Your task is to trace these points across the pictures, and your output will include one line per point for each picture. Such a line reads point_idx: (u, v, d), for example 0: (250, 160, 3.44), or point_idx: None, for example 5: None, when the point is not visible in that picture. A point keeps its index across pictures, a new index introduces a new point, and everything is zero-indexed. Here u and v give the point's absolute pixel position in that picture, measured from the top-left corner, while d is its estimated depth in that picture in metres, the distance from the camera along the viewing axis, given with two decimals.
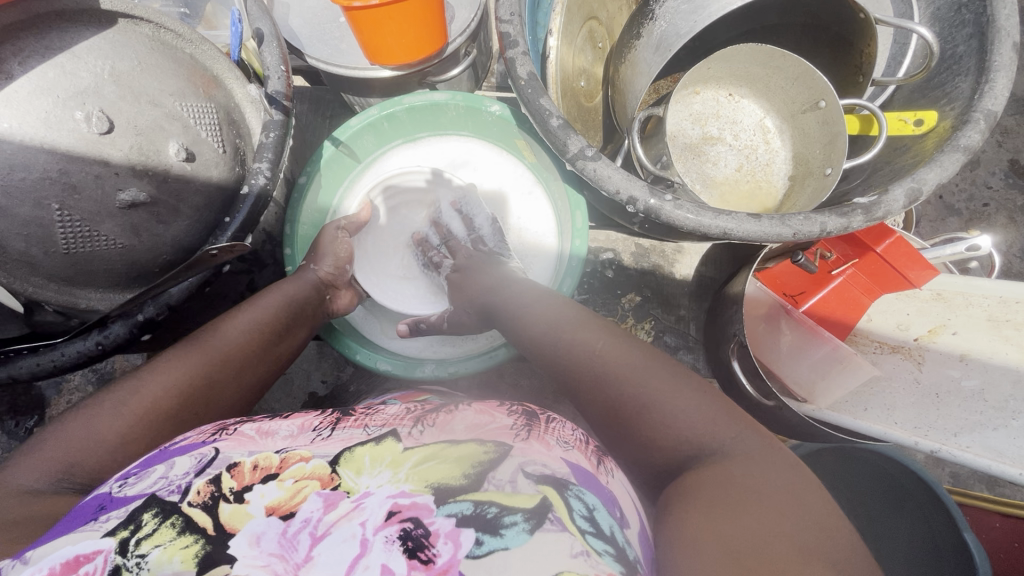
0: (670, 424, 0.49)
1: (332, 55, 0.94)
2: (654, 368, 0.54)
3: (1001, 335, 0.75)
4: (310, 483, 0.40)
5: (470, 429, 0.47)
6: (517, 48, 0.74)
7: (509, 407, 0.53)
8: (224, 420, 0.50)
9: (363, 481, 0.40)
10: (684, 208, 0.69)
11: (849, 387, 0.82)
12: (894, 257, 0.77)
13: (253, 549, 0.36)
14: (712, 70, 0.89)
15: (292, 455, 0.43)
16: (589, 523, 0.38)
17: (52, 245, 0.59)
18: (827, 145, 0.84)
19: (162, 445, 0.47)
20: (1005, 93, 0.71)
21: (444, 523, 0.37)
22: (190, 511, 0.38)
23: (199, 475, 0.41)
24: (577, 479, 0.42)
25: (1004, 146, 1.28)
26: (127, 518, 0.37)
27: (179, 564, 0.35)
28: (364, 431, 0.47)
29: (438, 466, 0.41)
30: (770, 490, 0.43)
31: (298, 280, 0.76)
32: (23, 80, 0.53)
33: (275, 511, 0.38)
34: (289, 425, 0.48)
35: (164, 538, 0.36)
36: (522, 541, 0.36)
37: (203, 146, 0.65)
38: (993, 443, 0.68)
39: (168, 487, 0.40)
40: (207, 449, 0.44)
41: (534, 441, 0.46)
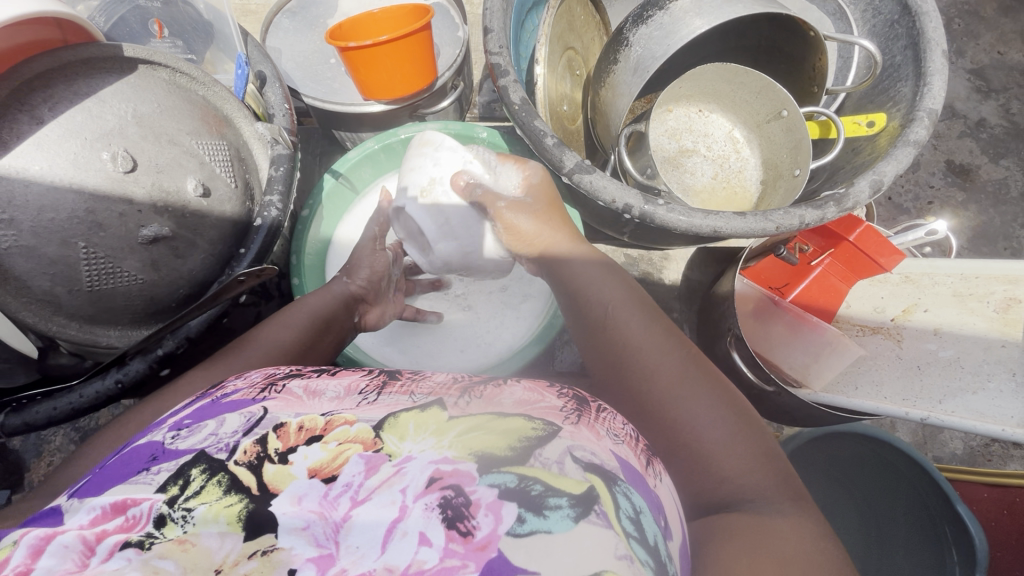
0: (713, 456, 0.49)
1: (327, 93, 0.98)
2: (709, 394, 0.53)
3: (967, 307, 0.84)
4: (353, 446, 0.40)
5: (517, 403, 0.46)
6: (509, 76, 0.80)
7: (560, 389, 0.51)
8: (273, 373, 0.51)
9: (407, 445, 0.40)
10: (676, 212, 0.75)
11: (839, 368, 0.87)
12: (866, 243, 0.84)
13: (294, 506, 0.36)
14: (684, 89, 0.97)
15: (336, 418, 0.43)
16: (635, 527, 0.37)
17: (76, 283, 0.59)
18: (792, 150, 0.92)
19: (217, 395, 0.47)
20: (941, 94, 0.81)
21: (486, 494, 0.36)
22: (237, 469, 0.38)
23: (247, 435, 0.41)
24: (624, 476, 0.41)
25: (939, 148, 1.41)
26: (178, 472, 0.38)
27: (224, 524, 0.35)
28: (410, 398, 0.46)
29: (483, 437, 0.40)
30: (795, 550, 0.41)
31: (328, 294, 0.76)
32: (54, 125, 0.56)
33: (318, 473, 0.38)
34: (336, 386, 0.48)
35: (211, 496, 0.36)
36: (567, 527, 0.35)
37: (217, 182, 0.68)
38: (974, 407, 0.75)
39: (216, 445, 0.40)
40: (256, 407, 0.44)
41: (584, 427, 0.44)
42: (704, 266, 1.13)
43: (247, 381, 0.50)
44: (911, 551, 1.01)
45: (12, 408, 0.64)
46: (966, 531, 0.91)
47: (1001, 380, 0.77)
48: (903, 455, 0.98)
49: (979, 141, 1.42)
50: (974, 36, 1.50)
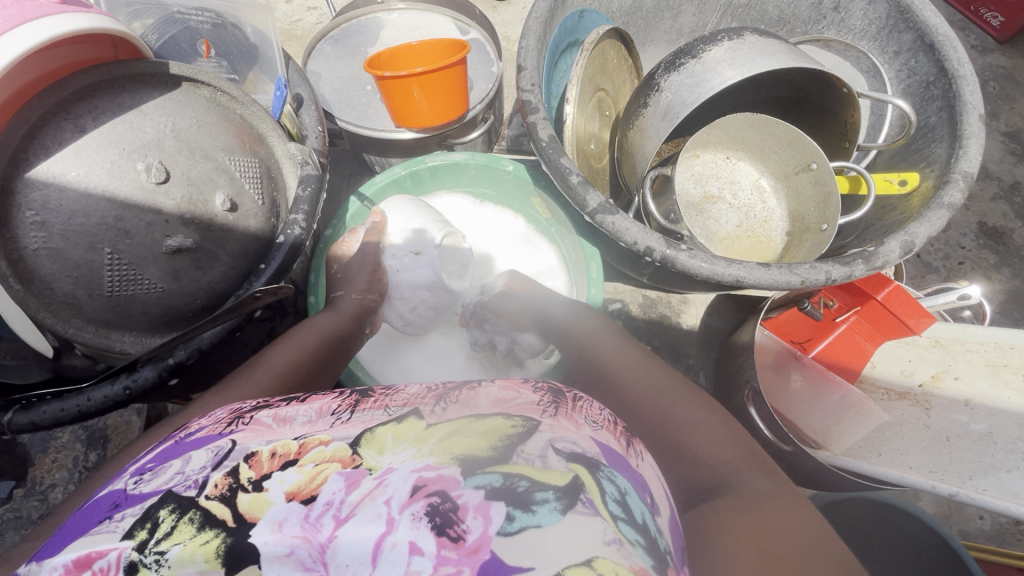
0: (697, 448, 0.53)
1: (360, 118, 1.01)
2: (688, 398, 0.60)
3: (1001, 379, 0.80)
4: (332, 464, 0.39)
5: (493, 404, 0.48)
6: (538, 114, 0.81)
7: (534, 385, 0.55)
8: (238, 408, 0.50)
9: (386, 458, 0.40)
10: (698, 258, 0.73)
11: (861, 432, 0.84)
12: (895, 305, 0.81)
13: (275, 535, 0.35)
14: (712, 135, 0.97)
15: (310, 441, 0.43)
16: (622, 508, 0.38)
17: (97, 288, 0.60)
18: (821, 204, 0.91)
19: (179, 437, 0.46)
20: (978, 157, 0.79)
21: (472, 496, 0.36)
22: (209, 504, 0.37)
23: (217, 469, 0.39)
24: (606, 461, 0.43)
25: (970, 210, 1.38)
26: (144, 517, 0.36)
27: (202, 564, 0.34)
28: (385, 412, 0.47)
29: (463, 440, 0.41)
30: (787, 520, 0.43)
31: (335, 313, 0.79)
32: (94, 133, 0.58)
33: (295, 496, 0.37)
34: (306, 412, 0.49)
35: (184, 535, 0.35)
36: (555, 519, 0.35)
37: (245, 198, 0.69)
38: (1008, 485, 0.70)
39: (184, 483, 0.38)
40: (223, 441, 0.43)
41: (562, 417, 0.47)
42: (724, 312, 1.11)
43: (213, 419, 0.49)
44: None
45: (21, 406, 0.65)
46: None
47: None
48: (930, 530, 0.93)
49: (1014, 204, 1.39)
50: (1010, 99, 1.49)
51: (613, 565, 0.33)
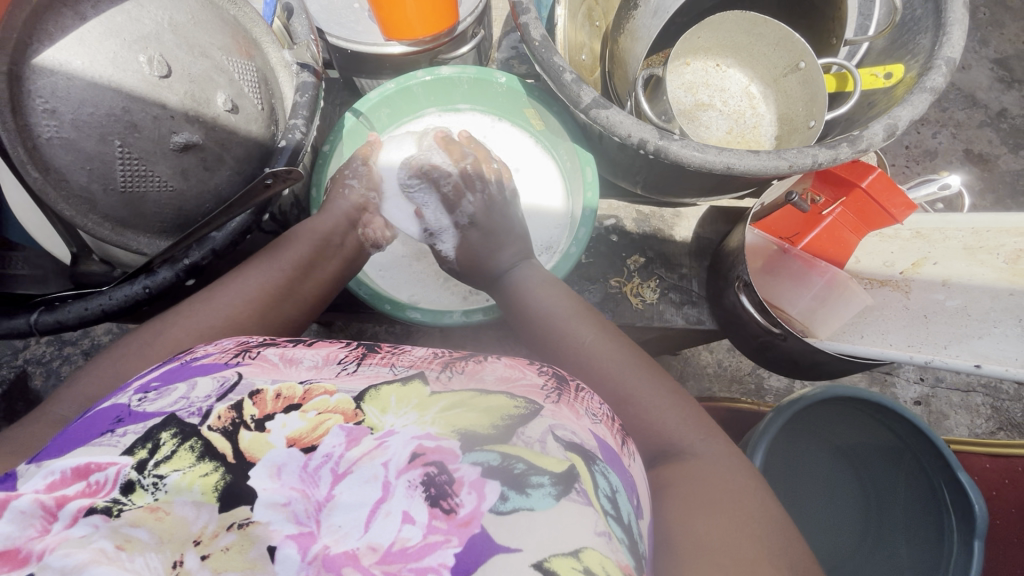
0: (657, 420, 0.59)
1: (351, 35, 1.00)
2: (647, 371, 0.64)
3: (976, 259, 0.84)
4: (333, 417, 0.43)
5: (499, 380, 0.51)
6: (530, 13, 0.81)
7: (539, 367, 0.56)
8: (246, 342, 0.54)
9: (388, 420, 0.44)
10: (690, 147, 0.76)
11: (846, 317, 0.88)
12: (878, 191, 0.84)
13: (273, 481, 0.39)
14: (702, 40, 0.98)
15: (316, 387, 0.46)
16: (612, 505, 0.42)
17: (111, 182, 0.62)
18: (808, 101, 0.93)
19: (185, 359, 0.50)
20: (960, 43, 0.81)
21: (469, 472, 0.40)
22: (210, 435, 0.41)
23: (222, 401, 0.43)
24: (603, 457, 0.46)
25: (957, 138, 1.41)
26: (145, 437, 0.40)
27: (198, 495, 0.38)
28: (390, 369, 0.50)
29: (465, 414, 0.45)
30: (731, 496, 0.52)
31: (322, 214, 0.80)
32: (95, 22, 0.58)
33: (295, 443, 0.41)
34: (313, 356, 0.52)
35: (183, 463, 0.39)
36: (549, 504, 0.38)
37: (245, 100, 0.70)
38: (979, 349, 0.75)
39: (187, 409, 0.42)
40: (229, 372, 0.47)
41: (564, 405, 0.49)
42: (716, 224, 1.14)
43: (219, 347, 0.53)
44: (909, 513, 1.05)
45: (45, 307, 0.67)
46: (967, 502, 0.96)
47: (1007, 326, 0.76)
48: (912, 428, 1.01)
49: (1000, 132, 1.42)
50: (1000, 25, 1.49)
51: (600, 557, 0.36)
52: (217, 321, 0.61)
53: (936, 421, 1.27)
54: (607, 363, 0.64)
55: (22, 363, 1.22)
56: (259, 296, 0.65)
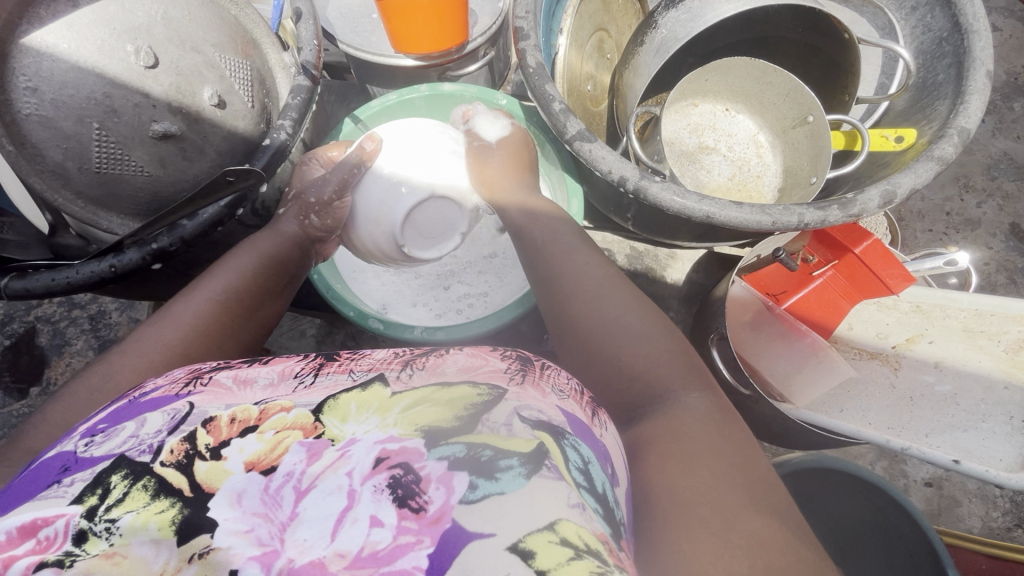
0: (638, 365, 0.55)
1: (363, 44, 1.02)
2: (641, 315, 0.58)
3: (975, 344, 0.78)
4: (292, 433, 0.40)
5: (460, 370, 0.49)
6: (529, 40, 0.81)
7: (503, 353, 0.54)
8: (197, 369, 0.51)
9: (349, 428, 0.41)
10: (670, 191, 0.74)
11: (824, 387, 0.84)
12: (872, 259, 0.79)
13: (234, 509, 0.35)
14: (710, 83, 0.95)
15: (272, 406, 0.43)
16: (583, 478, 0.40)
17: (86, 162, 0.64)
18: (813, 158, 0.89)
19: (133, 396, 0.46)
20: (978, 114, 0.76)
21: (435, 468, 0.38)
22: (164, 471, 0.37)
23: (172, 434, 0.40)
24: (572, 430, 0.44)
25: (1004, 210, 1.32)
26: (94, 482, 0.37)
27: (154, 531, 0.34)
28: (349, 377, 0.48)
29: (428, 411, 0.43)
30: (709, 447, 0.47)
31: (276, 234, 0.78)
32: (87, 10, 0.60)
33: (255, 466, 0.38)
34: (268, 373, 0.49)
35: (136, 504, 0.35)
36: (520, 484, 0.37)
37: (234, 97, 0.72)
38: (961, 442, 0.72)
39: (138, 447, 0.39)
40: (180, 404, 0.43)
41: (529, 386, 0.48)
42: (710, 270, 1.11)
43: (169, 378, 0.49)
44: None
45: (17, 274, 0.69)
46: None
47: (996, 422, 0.73)
48: (898, 509, 0.93)
49: None
50: None
51: (575, 528, 0.35)
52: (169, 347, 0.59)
53: (947, 507, 1.17)
54: (596, 299, 0.61)
55: (33, 319, 1.15)
56: (212, 326, 0.63)
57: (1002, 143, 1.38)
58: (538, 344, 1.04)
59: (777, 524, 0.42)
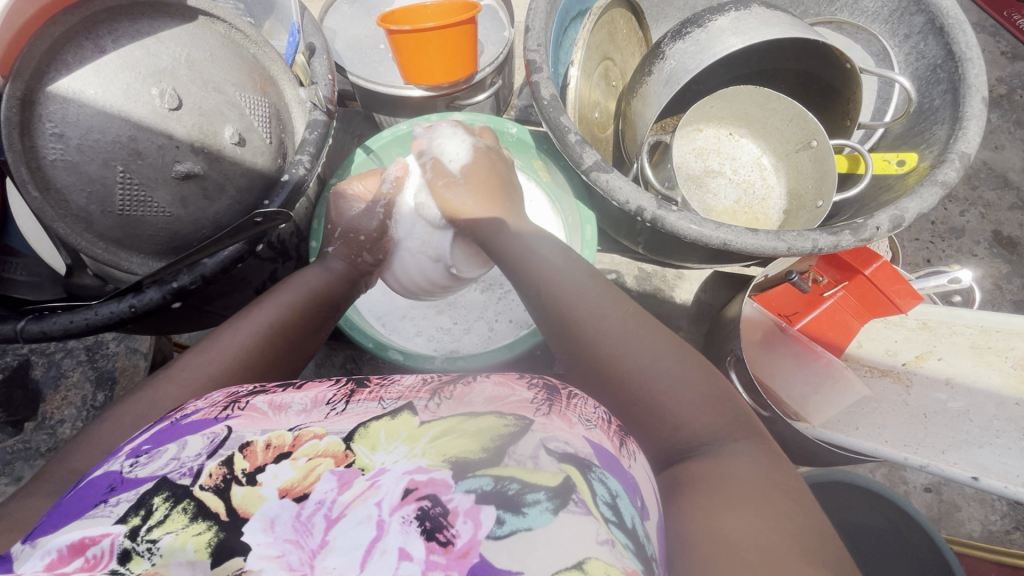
0: (680, 412, 0.53)
1: (372, 76, 1.03)
2: (675, 355, 0.57)
3: (983, 360, 0.81)
4: (324, 462, 0.41)
5: (487, 401, 0.49)
6: (542, 73, 0.82)
7: (528, 380, 0.54)
8: (235, 392, 0.52)
9: (379, 457, 0.42)
10: (687, 219, 0.75)
11: (840, 406, 0.85)
12: (881, 280, 0.82)
13: (266, 535, 0.36)
14: (714, 109, 0.98)
15: (305, 433, 0.44)
16: (613, 512, 0.40)
17: (110, 205, 0.64)
18: (818, 180, 0.92)
19: (175, 419, 0.48)
20: (976, 139, 0.79)
21: (462, 500, 0.38)
22: (202, 495, 0.39)
23: (211, 457, 0.41)
24: (600, 462, 0.44)
25: (987, 218, 1.37)
26: (139, 503, 0.38)
27: (191, 552, 0.35)
28: (379, 404, 0.48)
29: (456, 441, 0.43)
30: (754, 493, 0.45)
31: (325, 270, 0.77)
32: (113, 55, 0.61)
33: (288, 493, 0.39)
34: (302, 399, 0.50)
35: (176, 525, 0.37)
36: (547, 520, 0.37)
37: (253, 134, 0.72)
38: (978, 459, 0.72)
39: (179, 470, 0.40)
40: (219, 428, 0.45)
41: (556, 416, 0.48)
42: (717, 289, 1.12)
43: (209, 401, 0.51)
44: None
45: (34, 316, 0.67)
46: None
47: (1010, 438, 0.73)
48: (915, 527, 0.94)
49: None
50: None
51: (604, 566, 0.35)
52: (209, 380, 0.59)
53: (947, 512, 1.19)
54: (620, 339, 0.58)
55: (27, 352, 1.07)
56: (257, 359, 0.64)
57: (980, 153, 1.43)
58: (551, 367, 1.05)
59: (813, 562, 0.41)
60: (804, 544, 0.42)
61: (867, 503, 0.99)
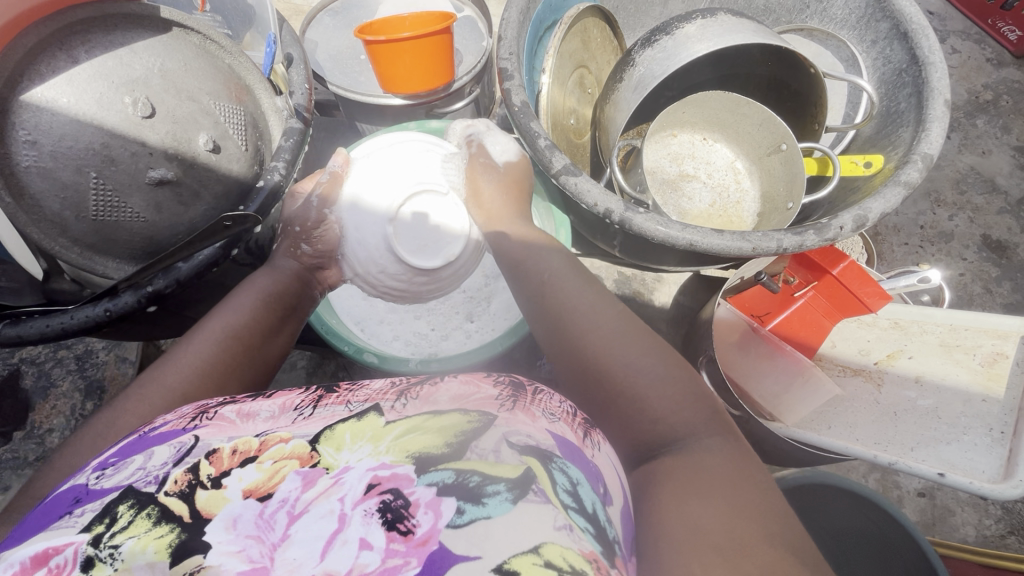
0: (656, 408, 0.54)
1: (352, 85, 1.06)
2: (655, 354, 0.58)
3: (952, 358, 0.82)
4: (290, 462, 0.41)
5: (453, 399, 0.50)
6: (513, 80, 0.84)
7: (496, 378, 0.56)
8: (206, 404, 0.52)
9: (343, 457, 0.42)
10: (654, 221, 0.77)
11: (812, 406, 0.85)
12: (849, 279, 0.83)
13: (229, 533, 0.36)
14: (687, 114, 1.00)
15: (272, 437, 0.44)
16: (572, 500, 0.41)
17: (83, 210, 0.65)
18: (788, 183, 0.93)
19: (142, 432, 0.48)
20: (939, 140, 0.81)
21: (424, 493, 0.38)
22: (166, 500, 0.38)
23: (178, 465, 0.41)
24: (561, 453, 0.45)
25: (975, 222, 1.38)
26: (103, 511, 0.38)
27: (152, 555, 0.35)
28: (346, 408, 0.49)
29: (419, 437, 0.43)
30: (724, 480, 0.46)
31: (273, 271, 0.80)
32: (86, 65, 0.63)
33: (252, 494, 0.39)
34: (270, 407, 0.50)
35: (139, 529, 0.36)
36: (506, 509, 0.38)
37: (228, 142, 0.74)
38: (945, 455, 0.74)
39: (145, 479, 0.40)
40: (187, 437, 0.45)
41: (520, 411, 0.49)
42: (696, 292, 1.13)
43: (177, 415, 0.51)
44: None
45: (10, 320, 0.68)
46: None
47: (976, 434, 0.75)
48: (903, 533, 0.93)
49: (1020, 220, 1.39)
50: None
51: (560, 549, 0.36)
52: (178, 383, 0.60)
53: (941, 517, 1.18)
54: (606, 338, 0.59)
55: (17, 361, 1.08)
56: (213, 366, 0.65)
57: (968, 158, 1.44)
58: (531, 371, 1.06)
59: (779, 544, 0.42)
60: (763, 529, 0.43)
61: (853, 503, 0.97)
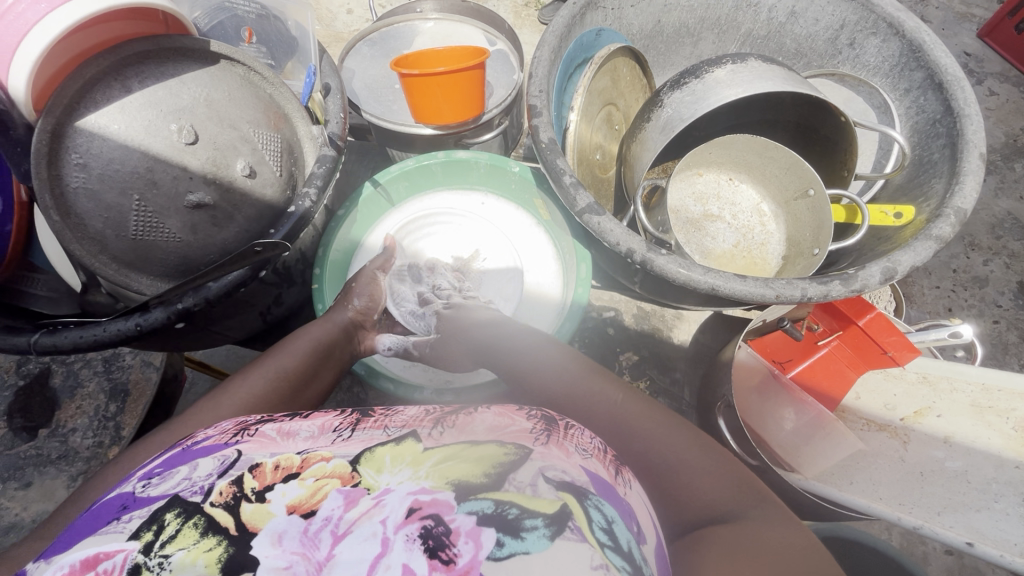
0: (692, 485, 0.49)
1: (384, 113, 1.10)
2: (678, 433, 0.55)
3: (984, 420, 0.79)
4: (331, 481, 0.42)
5: (488, 430, 0.50)
6: (542, 118, 0.85)
7: (527, 411, 0.55)
8: (244, 420, 0.54)
9: (384, 478, 0.42)
10: (676, 263, 0.76)
11: (835, 458, 0.83)
12: (875, 330, 0.81)
13: (275, 548, 0.37)
14: (713, 155, 1.00)
15: (312, 456, 0.46)
16: (608, 537, 0.39)
17: (124, 230, 0.68)
18: (816, 230, 0.92)
19: (185, 445, 0.49)
20: (974, 194, 0.79)
21: (465, 521, 0.38)
22: (213, 511, 0.39)
23: (222, 477, 0.42)
24: (596, 489, 0.43)
25: (1011, 268, 1.34)
26: (150, 519, 0.38)
27: (202, 568, 0.36)
28: (383, 432, 0.50)
29: (458, 466, 0.43)
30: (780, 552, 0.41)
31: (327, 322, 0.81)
32: (138, 94, 0.67)
33: (295, 509, 0.39)
34: (309, 426, 0.51)
35: (187, 540, 0.37)
36: (543, 546, 0.36)
37: (264, 167, 0.76)
38: (974, 522, 0.70)
39: (191, 488, 0.41)
40: (229, 450, 0.46)
41: (553, 446, 0.48)
42: (716, 331, 1.12)
43: (219, 429, 0.52)
44: None
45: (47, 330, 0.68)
46: None
47: (1010, 502, 0.71)
48: None
49: None
50: None
51: None
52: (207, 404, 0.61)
53: None
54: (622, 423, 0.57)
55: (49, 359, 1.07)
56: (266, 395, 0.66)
57: (1004, 203, 1.41)
58: None
59: None
60: None
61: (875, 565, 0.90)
